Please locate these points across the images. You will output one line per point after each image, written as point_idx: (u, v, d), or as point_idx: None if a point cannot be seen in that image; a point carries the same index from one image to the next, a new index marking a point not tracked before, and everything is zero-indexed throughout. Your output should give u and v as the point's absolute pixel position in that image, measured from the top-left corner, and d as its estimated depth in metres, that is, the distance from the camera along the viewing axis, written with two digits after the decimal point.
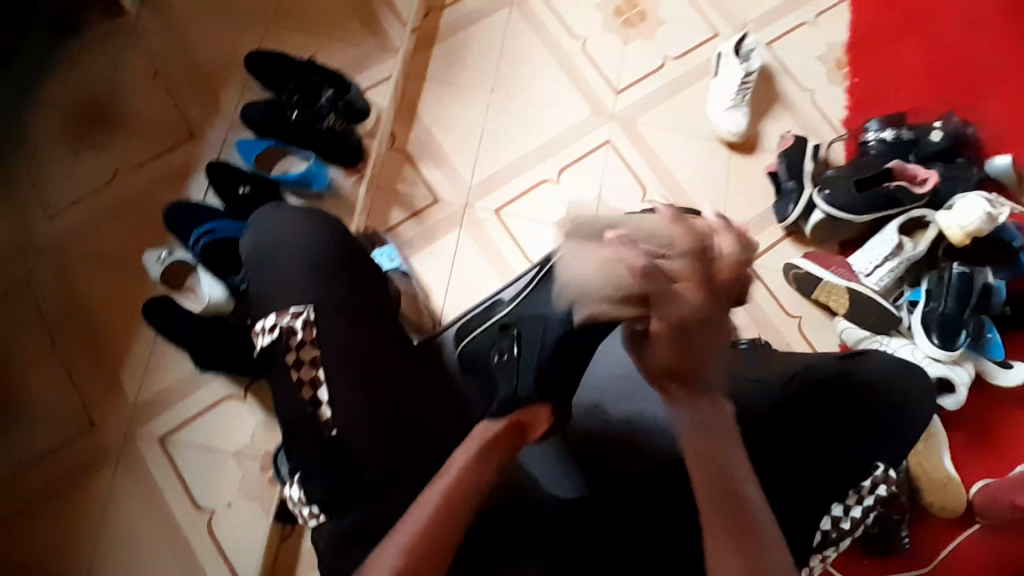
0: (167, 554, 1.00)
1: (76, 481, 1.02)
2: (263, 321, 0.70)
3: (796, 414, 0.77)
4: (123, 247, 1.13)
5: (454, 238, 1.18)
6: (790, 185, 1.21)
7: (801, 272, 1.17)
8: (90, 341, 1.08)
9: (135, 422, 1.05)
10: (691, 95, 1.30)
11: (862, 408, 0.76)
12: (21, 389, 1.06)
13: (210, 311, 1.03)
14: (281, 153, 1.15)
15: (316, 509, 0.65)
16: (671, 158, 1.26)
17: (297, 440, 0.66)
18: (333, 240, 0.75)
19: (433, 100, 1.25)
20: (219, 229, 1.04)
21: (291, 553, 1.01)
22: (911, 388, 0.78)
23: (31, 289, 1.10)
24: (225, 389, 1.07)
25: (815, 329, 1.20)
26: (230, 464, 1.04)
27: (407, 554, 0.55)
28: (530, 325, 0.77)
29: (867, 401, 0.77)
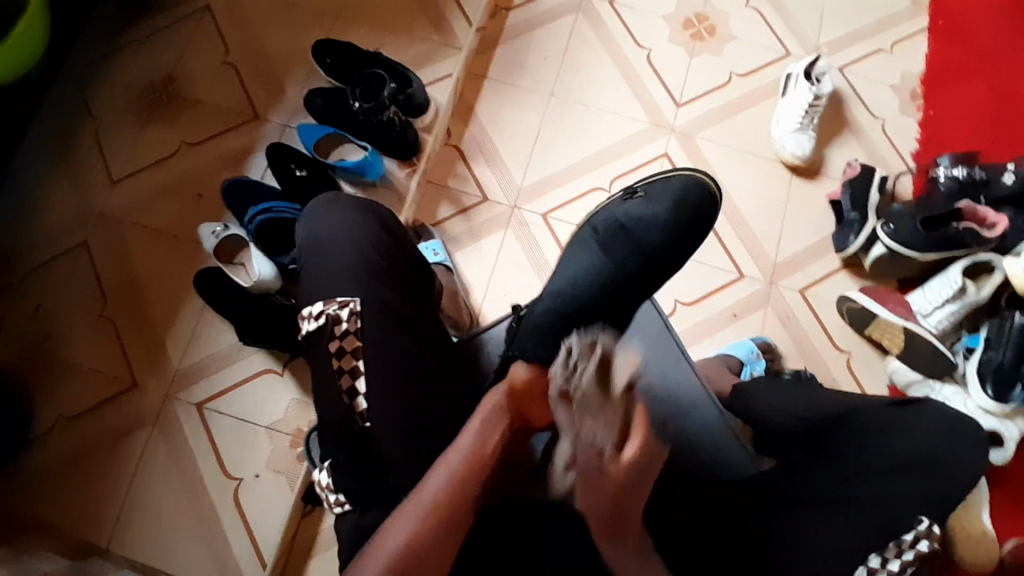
0: (191, 519, 1.03)
1: (115, 437, 1.06)
2: (309, 307, 0.70)
3: (835, 459, 0.75)
4: (181, 218, 1.17)
5: (499, 238, 1.18)
6: (853, 216, 1.16)
7: (856, 305, 1.11)
8: (142, 305, 1.12)
9: (175, 388, 1.08)
10: (755, 115, 1.26)
11: (911, 461, 0.72)
12: (75, 345, 1.10)
13: (258, 288, 1.04)
14: (339, 141, 1.17)
15: (343, 498, 0.65)
16: (728, 177, 1.23)
17: (331, 428, 0.67)
18: (385, 238, 0.76)
19: (490, 100, 1.25)
20: (276, 207, 1.05)
21: (313, 530, 1.03)
22: (964, 442, 0.72)
23: (92, 250, 1.15)
24: (264, 364, 1.09)
25: (865, 367, 1.14)
26: (261, 439, 1.06)
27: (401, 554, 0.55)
28: (534, 301, 0.79)
29: (916, 453, 0.72)
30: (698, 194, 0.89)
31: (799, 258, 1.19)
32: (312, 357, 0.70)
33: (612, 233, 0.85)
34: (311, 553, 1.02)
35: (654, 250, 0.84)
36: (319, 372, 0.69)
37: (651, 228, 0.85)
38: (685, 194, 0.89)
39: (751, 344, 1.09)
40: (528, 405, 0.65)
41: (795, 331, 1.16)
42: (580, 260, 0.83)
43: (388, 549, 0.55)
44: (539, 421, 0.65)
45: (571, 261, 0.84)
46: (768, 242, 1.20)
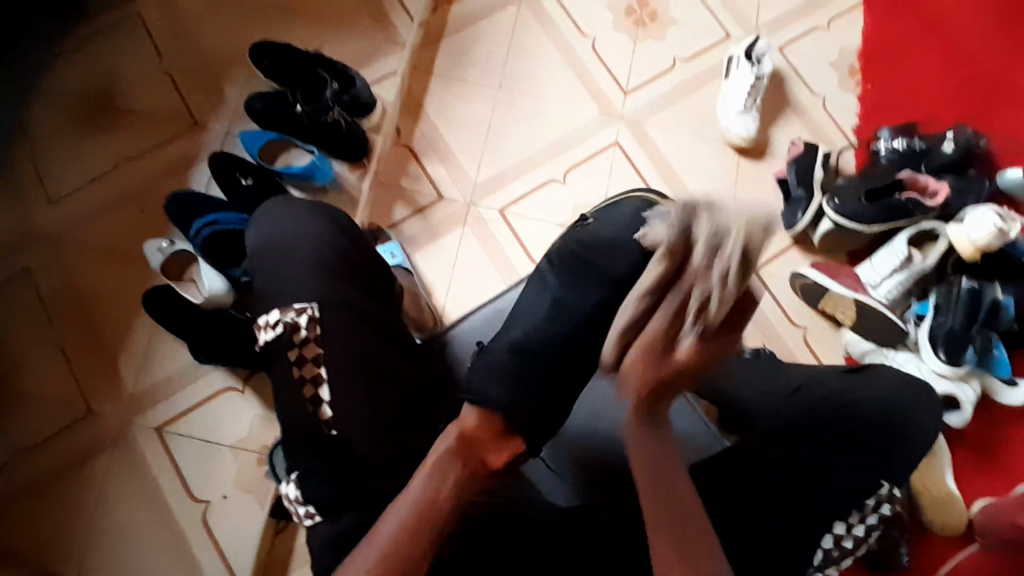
0: (159, 546, 1.00)
1: (72, 468, 1.02)
2: (266, 316, 0.68)
3: (797, 427, 0.75)
4: (125, 235, 1.12)
5: (458, 236, 1.17)
6: (800, 194, 1.19)
7: (808, 282, 1.15)
8: (91, 329, 1.08)
9: (133, 412, 1.04)
10: (702, 98, 1.28)
11: (869, 421, 0.75)
12: (21, 375, 1.05)
13: (210, 303, 1.00)
14: (286, 145, 1.14)
15: (313, 510, 0.63)
16: (680, 160, 1.25)
17: (297, 440, 0.65)
18: (346, 242, 0.74)
19: (439, 96, 1.24)
20: (221, 220, 1.03)
21: (288, 545, 1.01)
22: (914, 404, 0.77)
23: (30, 276, 1.10)
24: (224, 381, 1.06)
25: (821, 340, 1.18)
26: (227, 456, 1.04)
27: None
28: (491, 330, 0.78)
29: (872, 414, 0.76)
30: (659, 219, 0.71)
31: None
32: (272, 367, 0.68)
33: (569, 266, 0.74)
34: (289, 568, 1.00)
35: (624, 281, 0.71)
36: (280, 384, 0.67)
37: (617, 258, 0.71)
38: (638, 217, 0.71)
39: None
40: (482, 449, 0.62)
41: (752, 308, 1.19)
42: (536, 313, 0.73)
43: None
44: (496, 466, 0.62)
45: (530, 310, 0.74)
46: None
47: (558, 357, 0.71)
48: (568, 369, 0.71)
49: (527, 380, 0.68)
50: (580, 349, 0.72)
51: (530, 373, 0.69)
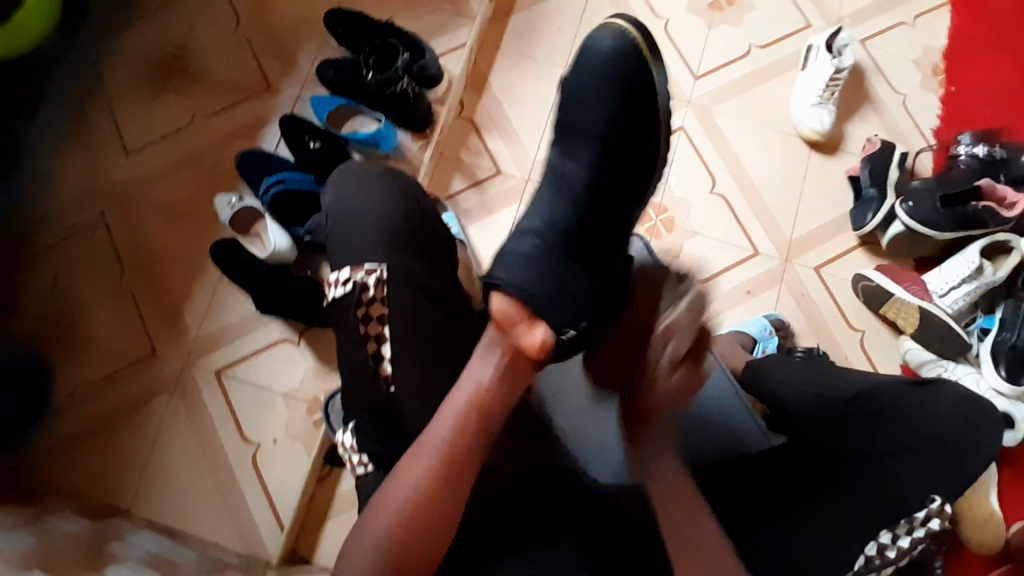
0: (208, 486, 1.05)
1: (136, 405, 1.08)
2: (335, 274, 0.70)
3: (846, 447, 0.72)
4: (196, 188, 1.17)
5: (512, 211, 1.17)
6: (871, 194, 1.14)
7: (872, 284, 1.11)
8: (158, 276, 1.14)
9: (193, 357, 1.10)
10: (774, 88, 1.24)
11: (931, 435, 0.71)
12: (93, 315, 1.12)
13: (274, 259, 1.05)
14: (352, 112, 1.16)
15: (366, 459, 0.66)
16: (745, 150, 1.21)
17: (355, 391, 0.67)
18: (414, 204, 0.75)
19: (504, 71, 1.23)
20: (289, 178, 1.06)
21: (327, 495, 1.05)
22: (983, 422, 0.71)
23: (107, 221, 1.16)
24: (281, 333, 1.10)
25: (877, 346, 1.14)
26: (278, 405, 1.08)
27: (395, 525, 0.56)
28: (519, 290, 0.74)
29: (934, 428, 0.71)
30: (634, 49, 0.67)
31: (816, 234, 1.18)
32: (337, 323, 0.69)
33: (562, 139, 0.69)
34: (327, 516, 1.04)
35: (609, 134, 0.67)
36: (343, 335, 0.69)
37: (593, 111, 0.68)
38: (615, 52, 0.67)
39: (765, 322, 1.08)
40: (513, 332, 0.60)
41: (808, 306, 1.15)
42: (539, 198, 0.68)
43: (391, 504, 0.57)
44: (528, 348, 0.60)
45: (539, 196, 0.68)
46: (784, 218, 1.18)
47: (580, 245, 0.65)
48: (585, 258, 0.65)
49: (549, 265, 0.63)
50: (598, 229, 0.66)
51: (556, 268, 0.63)
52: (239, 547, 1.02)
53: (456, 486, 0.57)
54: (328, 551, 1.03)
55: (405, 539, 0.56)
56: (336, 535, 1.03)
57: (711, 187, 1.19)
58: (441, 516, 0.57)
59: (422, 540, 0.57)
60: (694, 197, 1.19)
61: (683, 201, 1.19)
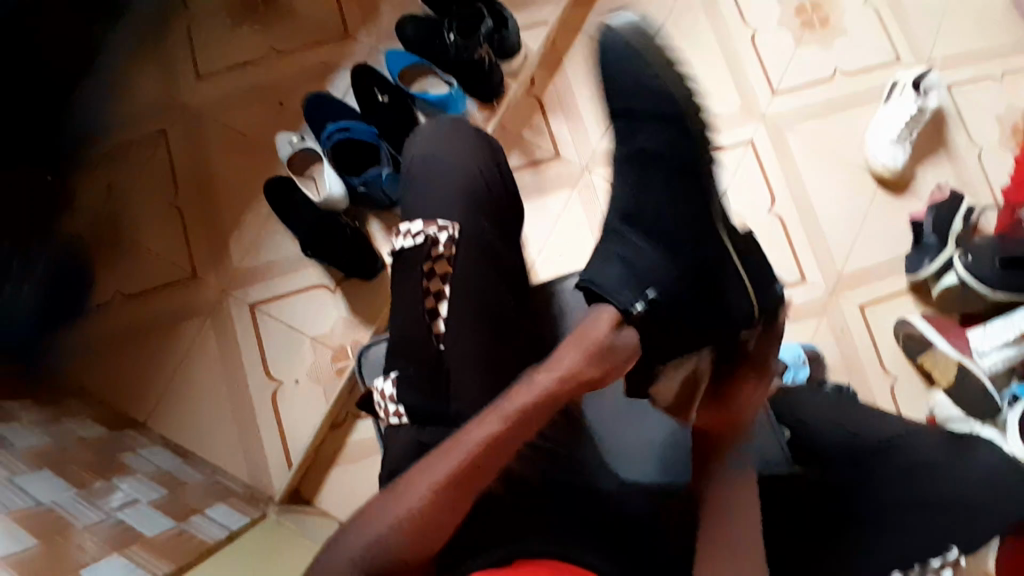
0: (227, 412, 1.07)
1: (170, 323, 1.11)
2: (408, 224, 0.69)
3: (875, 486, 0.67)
4: (260, 123, 1.18)
5: (564, 197, 1.16)
6: (932, 240, 1.11)
7: (914, 332, 1.08)
8: (209, 202, 1.15)
9: (232, 286, 1.12)
10: (852, 118, 1.20)
11: (968, 491, 0.65)
12: (140, 230, 1.15)
13: (326, 205, 1.05)
14: (425, 71, 1.13)
15: (401, 411, 0.63)
16: (811, 174, 1.18)
17: (400, 343, 0.66)
18: (495, 170, 0.75)
19: (581, 56, 1.22)
20: (355, 129, 1.06)
21: (339, 442, 1.06)
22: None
23: (170, 140, 1.18)
24: (318, 278, 1.11)
25: (907, 394, 1.11)
26: (306, 347, 1.09)
27: (412, 515, 0.52)
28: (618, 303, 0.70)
29: (973, 485, 0.65)
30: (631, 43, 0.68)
31: (868, 272, 1.15)
32: (401, 275, 0.68)
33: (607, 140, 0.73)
34: (335, 463, 1.05)
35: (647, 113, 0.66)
36: (400, 284, 0.68)
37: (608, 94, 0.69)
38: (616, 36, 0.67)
39: (799, 350, 1.06)
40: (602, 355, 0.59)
41: (846, 344, 1.13)
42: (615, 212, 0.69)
43: (410, 499, 0.53)
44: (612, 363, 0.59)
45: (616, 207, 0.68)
46: (838, 249, 1.16)
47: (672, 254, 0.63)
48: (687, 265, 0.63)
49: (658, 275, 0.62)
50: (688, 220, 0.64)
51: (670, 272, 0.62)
52: (244, 478, 1.04)
53: (481, 480, 0.54)
54: (329, 496, 1.04)
55: (420, 533, 0.52)
56: (340, 483, 1.04)
57: (769, 206, 1.17)
58: (466, 501, 0.53)
59: (432, 528, 0.52)
60: (751, 213, 1.17)
61: (739, 215, 1.16)
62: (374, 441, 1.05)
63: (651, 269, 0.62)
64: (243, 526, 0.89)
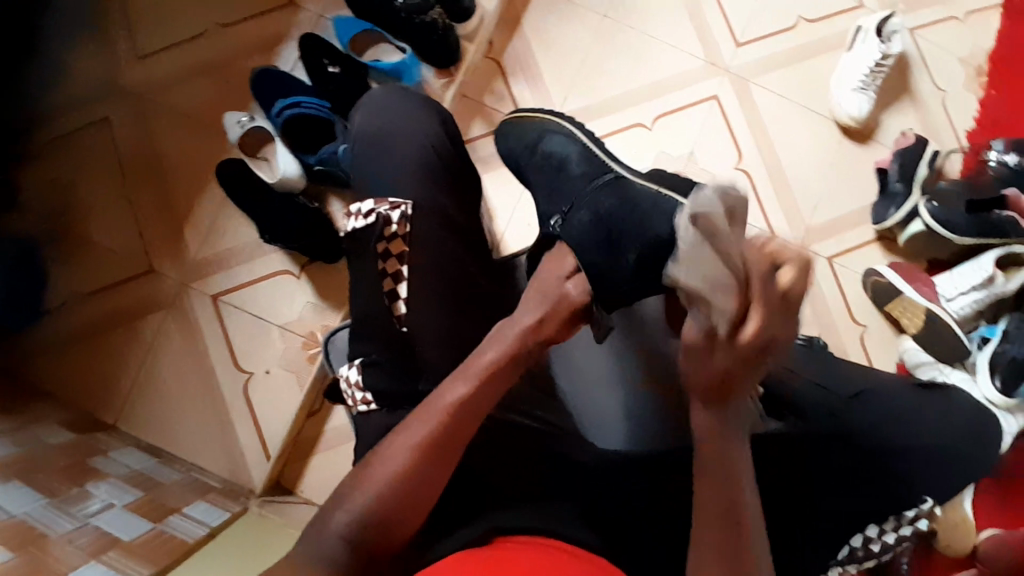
0: (198, 406, 1.05)
1: (129, 318, 1.07)
2: (357, 205, 0.66)
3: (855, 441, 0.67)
4: (206, 102, 1.12)
5: None
6: (898, 188, 1.11)
7: (882, 281, 1.10)
8: (158, 189, 1.10)
9: (191, 277, 1.08)
10: (816, 67, 1.18)
11: (940, 446, 0.68)
12: (88, 224, 1.09)
13: (282, 186, 1.00)
14: (377, 39, 1.07)
15: (369, 397, 0.62)
16: (776, 127, 1.17)
17: (364, 329, 0.64)
18: (448, 142, 0.72)
19: (539, 15, 1.17)
20: (305, 102, 1.01)
21: (316, 429, 1.04)
22: (986, 445, 0.70)
23: (111, 126, 1.11)
24: (282, 264, 1.07)
25: (877, 344, 1.13)
26: (275, 335, 1.06)
27: (398, 478, 0.53)
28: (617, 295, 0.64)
29: (941, 441, 0.68)
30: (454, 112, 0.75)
31: (837, 224, 1.15)
32: (358, 257, 0.66)
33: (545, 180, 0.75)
34: (314, 450, 1.04)
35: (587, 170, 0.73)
36: (362, 267, 0.66)
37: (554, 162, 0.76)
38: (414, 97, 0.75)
39: None
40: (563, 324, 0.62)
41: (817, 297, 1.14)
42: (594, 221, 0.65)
43: (394, 461, 0.54)
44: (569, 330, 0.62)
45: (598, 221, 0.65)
46: (806, 203, 1.16)
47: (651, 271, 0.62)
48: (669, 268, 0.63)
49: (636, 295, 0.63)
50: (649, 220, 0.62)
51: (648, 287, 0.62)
52: (224, 473, 1.03)
53: (463, 442, 0.56)
54: (311, 483, 1.03)
55: (407, 493, 0.53)
56: (320, 470, 1.03)
57: (737, 162, 1.15)
58: (449, 466, 0.55)
59: (420, 497, 0.54)
60: (719, 170, 1.15)
61: (707, 172, 1.15)
62: (348, 427, 1.04)
63: (611, 223, 0.63)
64: (224, 522, 0.88)
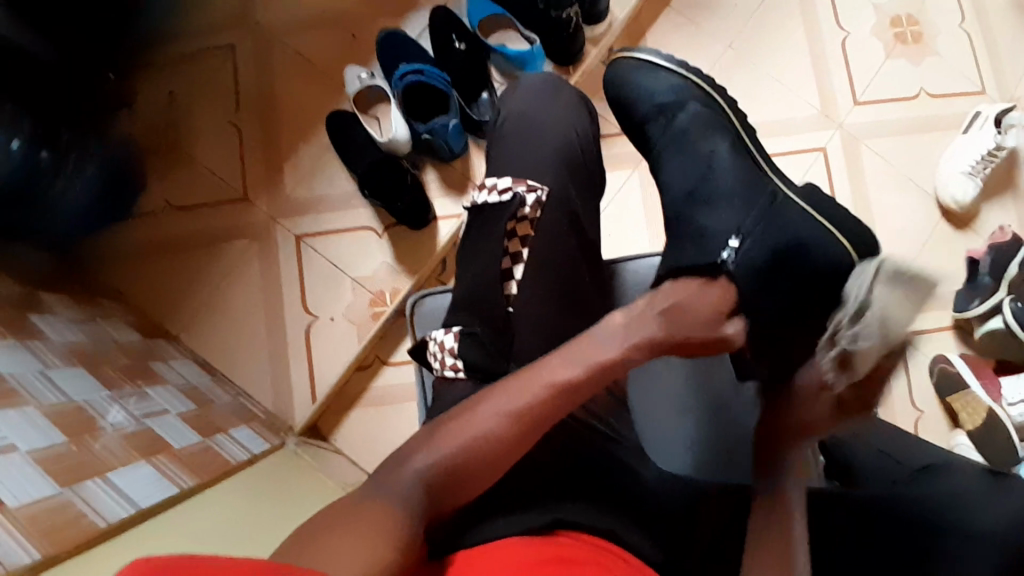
0: (259, 337, 1.08)
1: (215, 239, 1.11)
2: (494, 180, 0.69)
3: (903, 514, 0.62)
4: (331, 52, 1.15)
5: (625, 175, 1.13)
6: (986, 281, 1.08)
7: (950, 369, 1.07)
8: (269, 124, 1.14)
9: (280, 214, 1.11)
10: (928, 144, 1.16)
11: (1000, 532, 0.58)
12: (197, 143, 1.14)
13: (388, 147, 1.03)
14: (507, 25, 1.09)
15: (459, 366, 0.62)
16: (876, 193, 1.15)
17: (464, 300, 0.66)
18: (587, 138, 0.74)
19: (665, 34, 1.18)
20: (427, 72, 1.03)
21: (363, 384, 1.06)
22: None
23: (237, 55, 1.16)
24: (366, 221, 1.10)
25: (930, 429, 1.10)
26: (346, 286, 1.09)
27: (472, 445, 0.54)
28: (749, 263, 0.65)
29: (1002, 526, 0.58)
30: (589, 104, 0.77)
31: None
32: (480, 229, 0.68)
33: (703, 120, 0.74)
34: (357, 404, 1.06)
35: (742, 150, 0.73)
36: (480, 239, 0.67)
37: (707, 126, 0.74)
38: (557, 84, 0.76)
39: None
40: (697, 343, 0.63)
41: None
42: (735, 199, 0.69)
43: (474, 430, 0.54)
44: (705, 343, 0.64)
45: (734, 196, 0.70)
46: None
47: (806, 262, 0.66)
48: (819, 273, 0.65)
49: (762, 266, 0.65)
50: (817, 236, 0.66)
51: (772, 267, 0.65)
52: (269, 405, 1.06)
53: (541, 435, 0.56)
54: (349, 434, 1.05)
55: (475, 462, 0.53)
56: (359, 426, 1.05)
57: None
58: (522, 450, 0.54)
59: (482, 474, 0.54)
60: None
61: None
62: (396, 389, 1.06)
63: (739, 188, 0.70)
64: (264, 452, 0.91)
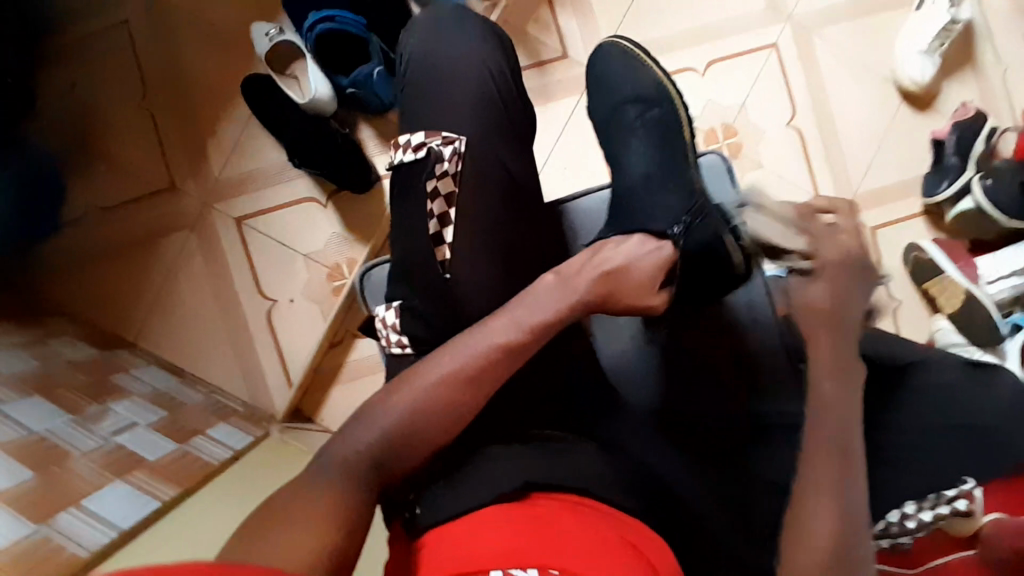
0: (218, 330, 1.03)
1: (150, 235, 1.04)
2: (406, 137, 0.63)
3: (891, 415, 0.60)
4: (234, 11, 1.04)
5: (572, 103, 1.07)
6: (954, 162, 1.05)
7: (925, 257, 1.05)
8: (182, 102, 1.05)
9: (213, 198, 1.04)
10: (881, 26, 1.11)
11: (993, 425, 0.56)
12: (110, 133, 1.05)
13: (312, 108, 0.95)
14: None
15: (404, 340, 0.59)
16: (832, 86, 1.11)
17: (411, 264, 0.61)
18: (510, 68, 0.67)
19: None
20: (340, 18, 0.93)
21: (337, 361, 1.03)
22: None
23: (133, 29, 1.05)
24: (307, 192, 1.03)
25: (909, 317, 1.10)
26: (298, 264, 1.03)
27: (424, 406, 0.50)
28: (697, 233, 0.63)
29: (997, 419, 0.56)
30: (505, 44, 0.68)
31: (884, 192, 1.11)
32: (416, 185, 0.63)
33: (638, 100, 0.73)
34: (334, 383, 1.03)
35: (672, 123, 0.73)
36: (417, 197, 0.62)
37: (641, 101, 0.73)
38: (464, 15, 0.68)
39: None
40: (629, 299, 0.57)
41: None
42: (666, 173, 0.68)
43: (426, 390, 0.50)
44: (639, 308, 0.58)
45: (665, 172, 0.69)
46: (855, 169, 1.11)
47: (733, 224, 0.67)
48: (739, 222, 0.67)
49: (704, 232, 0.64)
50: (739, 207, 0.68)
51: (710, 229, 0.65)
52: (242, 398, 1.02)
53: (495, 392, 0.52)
54: (327, 414, 1.02)
55: (429, 425, 0.50)
56: (337, 404, 1.02)
57: (788, 120, 1.10)
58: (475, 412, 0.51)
59: (436, 438, 0.50)
60: (769, 127, 1.10)
61: (756, 128, 1.10)
62: (369, 361, 1.02)
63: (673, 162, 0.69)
64: (246, 446, 0.87)
